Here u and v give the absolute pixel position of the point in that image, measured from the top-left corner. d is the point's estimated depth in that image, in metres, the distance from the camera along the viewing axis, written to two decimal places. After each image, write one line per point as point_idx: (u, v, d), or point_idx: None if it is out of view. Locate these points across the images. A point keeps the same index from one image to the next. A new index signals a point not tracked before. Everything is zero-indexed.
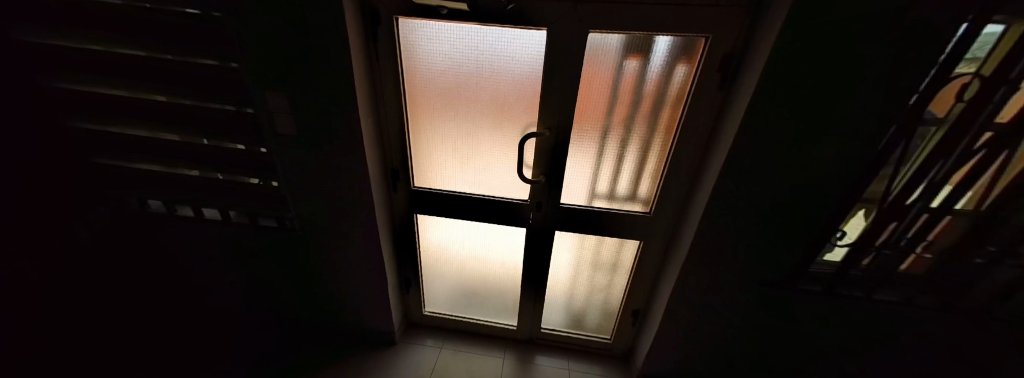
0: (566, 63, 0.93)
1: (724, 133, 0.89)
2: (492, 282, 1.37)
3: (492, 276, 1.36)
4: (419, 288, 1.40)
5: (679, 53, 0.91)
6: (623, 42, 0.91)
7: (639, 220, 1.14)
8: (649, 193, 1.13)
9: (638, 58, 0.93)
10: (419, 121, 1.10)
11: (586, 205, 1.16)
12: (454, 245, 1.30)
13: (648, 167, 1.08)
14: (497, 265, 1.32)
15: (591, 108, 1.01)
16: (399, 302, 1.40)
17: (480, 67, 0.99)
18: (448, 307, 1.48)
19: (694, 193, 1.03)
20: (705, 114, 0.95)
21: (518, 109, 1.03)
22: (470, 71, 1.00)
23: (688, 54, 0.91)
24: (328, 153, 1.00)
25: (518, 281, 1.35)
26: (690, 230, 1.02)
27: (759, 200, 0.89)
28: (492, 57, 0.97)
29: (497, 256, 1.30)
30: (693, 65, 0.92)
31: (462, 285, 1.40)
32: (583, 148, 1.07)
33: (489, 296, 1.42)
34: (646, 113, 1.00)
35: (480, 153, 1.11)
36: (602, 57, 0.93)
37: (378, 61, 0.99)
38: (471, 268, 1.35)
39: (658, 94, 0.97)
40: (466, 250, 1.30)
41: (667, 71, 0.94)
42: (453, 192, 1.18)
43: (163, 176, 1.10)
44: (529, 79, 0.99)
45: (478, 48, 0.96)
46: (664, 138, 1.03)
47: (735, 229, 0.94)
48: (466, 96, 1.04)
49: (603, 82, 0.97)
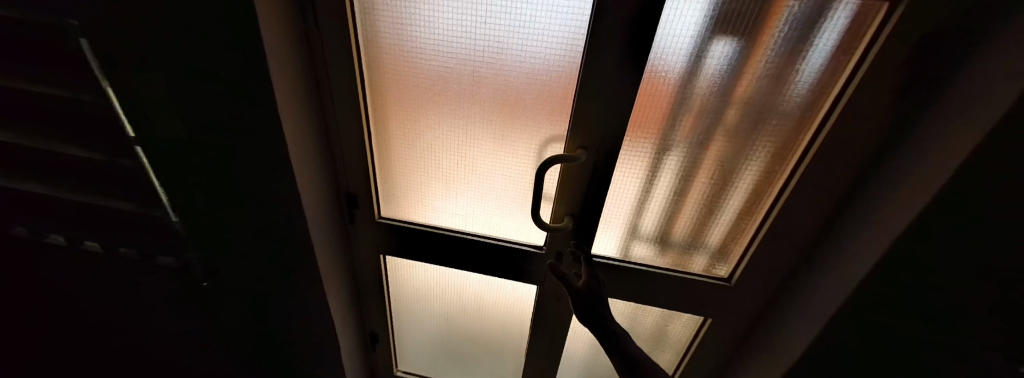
0: (616, 49, 0.56)
1: (897, 182, 0.52)
2: (486, 344, 1.04)
3: (487, 337, 1.02)
4: (388, 347, 1.06)
5: (826, 32, 0.52)
6: (728, 15, 0.53)
7: (705, 287, 0.79)
8: (720, 245, 0.78)
9: (739, 40, 0.55)
10: (392, 130, 0.75)
11: (622, 260, 0.82)
12: (438, 299, 0.96)
13: (726, 210, 0.73)
14: (495, 327, 0.98)
15: (647, 119, 0.65)
16: (361, 364, 1.06)
17: (479, 45, 0.62)
18: (427, 367, 1.15)
19: (816, 264, 0.67)
20: (849, 143, 0.57)
21: (536, 113, 0.67)
22: (463, 53, 0.63)
23: (839, 37, 0.52)
24: (217, 184, 0.61)
25: (524, 350, 1.00)
26: (803, 327, 0.65)
27: (962, 326, 0.47)
28: (498, 33, 0.60)
29: (493, 315, 0.96)
30: (841, 58, 0.54)
31: (446, 345, 1.07)
32: (625, 178, 0.72)
33: (482, 359, 1.08)
34: (737, 131, 0.64)
35: (475, 175, 0.76)
36: (675, 35, 0.56)
37: (320, 36, 0.62)
38: (458, 326, 1.01)
39: (766, 102, 0.60)
40: (452, 305, 0.96)
41: (792, 65, 0.56)
42: (436, 230, 0.82)
43: (6, 208, 0.63)
44: (556, 66, 0.62)
45: (476, 14, 0.59)
46: (761, 171, 0.67)
47: (879, 348, 0.55)
48: (460, 94, 0.68)
49: (671, 79, 0.60)
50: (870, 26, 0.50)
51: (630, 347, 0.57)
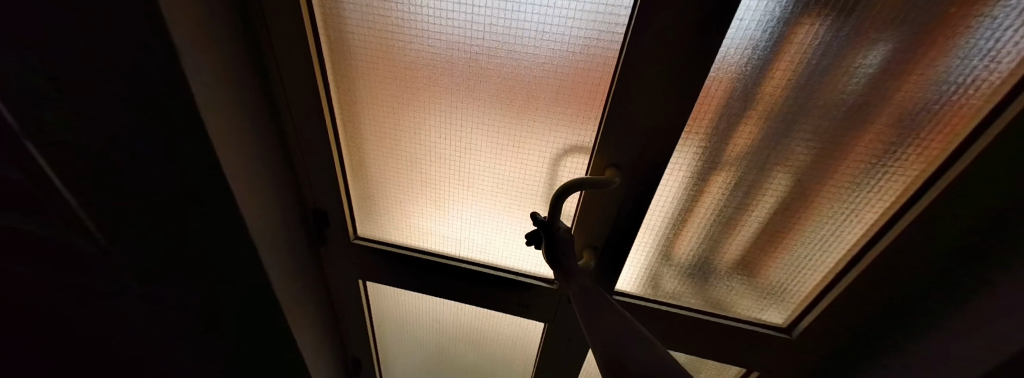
0: (666, 35, 0.40)
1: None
2: (479, 362, 0.98)
3: (481, 356, 0.96)
4: (373, 366, 0.98)
5: (996, 18, 0.35)
6: None
7: (747, 335, 0.65)
8: (778, 287, 0.62)
9: (851, 20, 0.38)
10: (368, 139, 0.60)
11: (646, 297, 0.67)
12: (428, 316, 0.89)
13: (792, 248, 0.57)
14: (499, 344, 0.90)
15: (693, 131, 0.49)
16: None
17: (478, 25, 0.45)
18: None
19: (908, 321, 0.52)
20: (999, 176, 0.39)
21: (552, 117, 0.51)
22: (449, 34, 0.46)
23: (1015, 17, 0.34)
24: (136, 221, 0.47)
25: (530, 369, 0.92)
26: None
27: None
28: (501, 5, 0.42)
29: (489, 335, 0.89)
30: (1007, 50, 0.36)
31: (437, 358, 1.01)
32: (657, 202, 0.57)
33: (474, 374, 1.03)
34: (827, 151, 0.47)
35: (474, 190, 0.62)
36: (753, 12, 0.38)
37: (269, 21, 0.47)
38: (450, 342, 0.95)
39: (878, 113, 0.43)
40: (444, 322, 0.89)
41: (931, 62, 0.38)
42: (439, 259, 0.72)
43: None
44: (583, 54, 0.45)
45: None
46: (850, 203, 0.50)
47: None
48: (454, 92, 0.52)
49: (743, 80, 0.43)
50: None
51: (580, 280, 0.42)
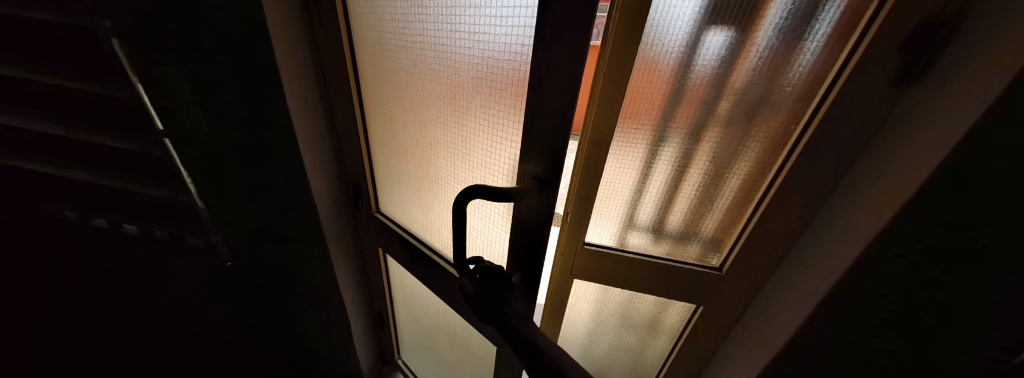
0: (571, 65, 0.52)
1: (876, 210, 0.48)
2: (455, 341, 1.12)
3: (455, 337, 1.10)
4: (390, 312, 1.28)
5: (797, 41, 0.55)
6: (715, 12, 0.57)
7: (677, 287, 0.81)
8: (712, 240, 0.78)
9: (730, 33, 0.58)
10: (396, 135, 0.89)
11: (616, 247, 0.85)
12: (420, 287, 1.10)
13: (710, 208, 0.75)
14: (465, 329, 1.04)
15: (634, 110, 0.69)
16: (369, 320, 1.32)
17: (434, 64, 0.71)
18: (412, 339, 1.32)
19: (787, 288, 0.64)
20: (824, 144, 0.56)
21: (494, 125, 0.67)
22: (441, 63, 0.70)
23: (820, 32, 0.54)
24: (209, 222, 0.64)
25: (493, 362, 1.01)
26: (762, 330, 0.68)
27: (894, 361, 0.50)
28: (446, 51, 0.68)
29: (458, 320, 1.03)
30: (820, 54, 0.55)
31: (427, 327, 1.21)
32: (614, 166, 0.76)
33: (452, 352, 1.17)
34: (724, 129, 0.66)
35: (444, 181, 0.83)
36: (664, 27, 0.60)
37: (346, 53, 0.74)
38: (435, 315, 1.13)
39: (733, 108, 0.64)
40: (428, 296, 1.09)
41: (767, 66, 0.59)
42: (431, 251, 0.94)
43: None
44: (501, 76, 0.62)
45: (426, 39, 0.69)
46: (744, 168, 0.68)
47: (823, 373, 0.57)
48: (433, 106, 0.77)
49: (665, 72, 0.64)
50: (849, 18, 0.51)
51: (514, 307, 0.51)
